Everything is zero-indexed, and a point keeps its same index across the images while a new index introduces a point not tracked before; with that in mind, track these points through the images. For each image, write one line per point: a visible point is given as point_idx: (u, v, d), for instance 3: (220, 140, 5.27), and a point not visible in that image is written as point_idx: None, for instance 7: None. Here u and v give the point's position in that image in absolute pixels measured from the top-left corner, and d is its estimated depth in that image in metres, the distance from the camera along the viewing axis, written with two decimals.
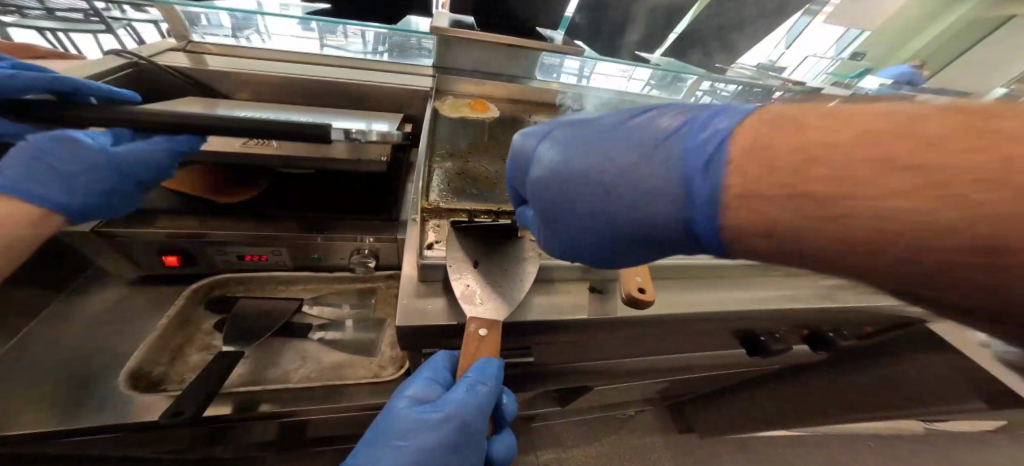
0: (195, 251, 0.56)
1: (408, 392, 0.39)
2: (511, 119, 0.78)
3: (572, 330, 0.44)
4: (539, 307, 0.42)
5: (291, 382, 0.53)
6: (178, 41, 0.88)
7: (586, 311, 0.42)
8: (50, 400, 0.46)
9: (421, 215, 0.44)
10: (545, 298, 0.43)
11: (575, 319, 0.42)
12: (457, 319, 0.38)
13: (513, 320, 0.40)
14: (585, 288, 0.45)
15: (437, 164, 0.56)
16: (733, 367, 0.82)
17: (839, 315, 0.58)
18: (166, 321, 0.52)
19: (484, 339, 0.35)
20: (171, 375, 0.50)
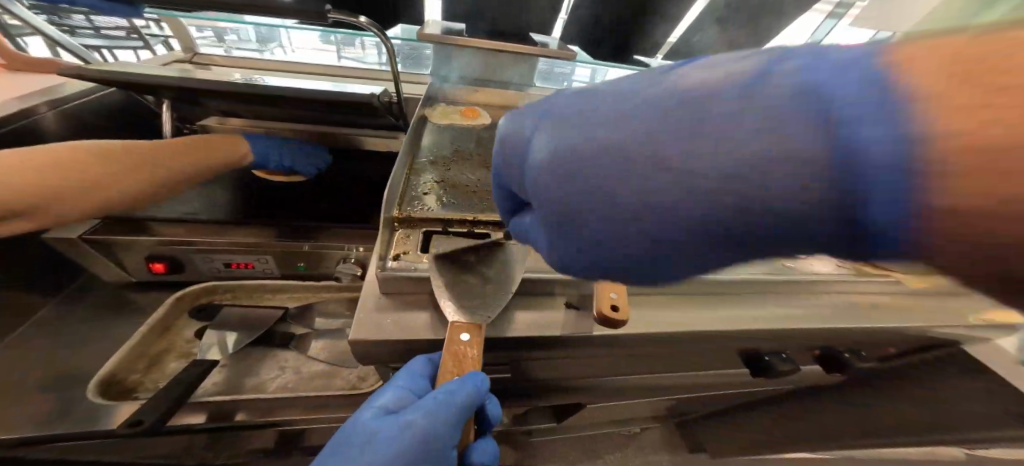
0: (181, 258, 0.57)
1: (379, 400, 0.37)
2: (504, 125, 0.77)
3: (546, 349, 0.41)
4: (510, 325, 0.39)
5: (266, 392, 0.52)
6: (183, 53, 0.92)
7: (565, 330, 0.39)
8: (35, 402, 0.48)
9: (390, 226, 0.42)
10: (523, 314, 0.40)
11: (551, 337, 0.39)
12: (423, 335, 0.35)
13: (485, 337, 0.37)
14: (562, 304, 0.42)
15: (414, 176, 0.53)
16: (742, 386, 0.76)
17: (863, 336, 0.52)
18: (145, 329, 0.52)
19: (466, 347, 0.33)
20: (145, 383, 0.49)
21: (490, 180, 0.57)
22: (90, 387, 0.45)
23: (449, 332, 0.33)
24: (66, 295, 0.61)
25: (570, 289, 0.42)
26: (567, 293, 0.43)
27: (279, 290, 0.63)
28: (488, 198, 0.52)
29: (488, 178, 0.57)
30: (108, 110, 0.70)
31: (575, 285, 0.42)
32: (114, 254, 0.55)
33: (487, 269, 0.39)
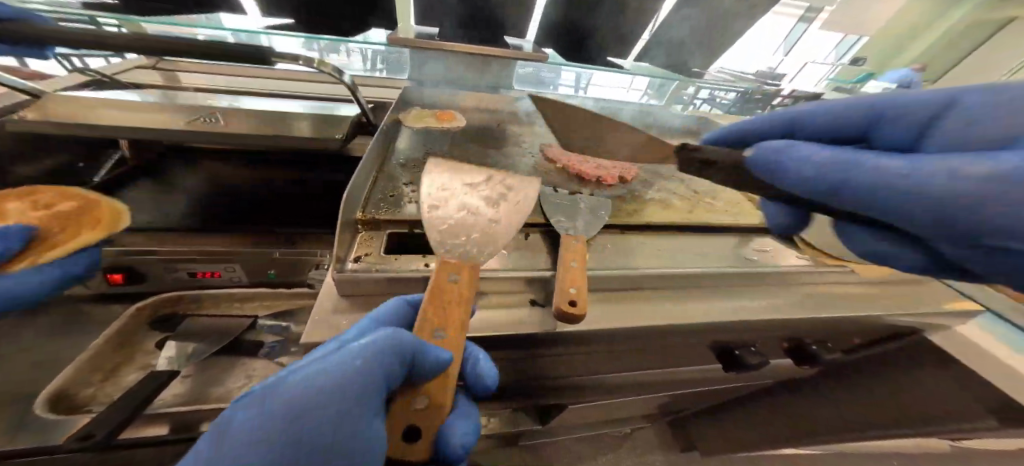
0: (143, 268, 0.55)
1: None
2: (480, 128, 0.77)
3: (515, 348, 0.40)
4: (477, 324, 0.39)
5: (231, 403, 0.50)
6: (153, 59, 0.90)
7: (535, 328, 0.38)
8: None
9: (354, 228, 0.42)
10: (489, 312, 0.40)
11: (519, 335, 0.38)
12: None
13: None
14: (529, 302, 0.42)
15: (383, 177, 0.53)
16: (724, 382, 0.77)
17: (830, 326, 0.53)
18: (102, 342, 0.50)
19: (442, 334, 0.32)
20: (99, 397, 0.47)
21: (459, 183, 0.57)
22: (37, 401, 0.43)
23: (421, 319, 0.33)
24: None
25: (535, 286, 0.42)
26: (535, 290, 0.43)
27: (248, 298, 0.62)
28: None
29: (456, 182, 0.57)
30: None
31: (542, 282, 0.42)
32: None
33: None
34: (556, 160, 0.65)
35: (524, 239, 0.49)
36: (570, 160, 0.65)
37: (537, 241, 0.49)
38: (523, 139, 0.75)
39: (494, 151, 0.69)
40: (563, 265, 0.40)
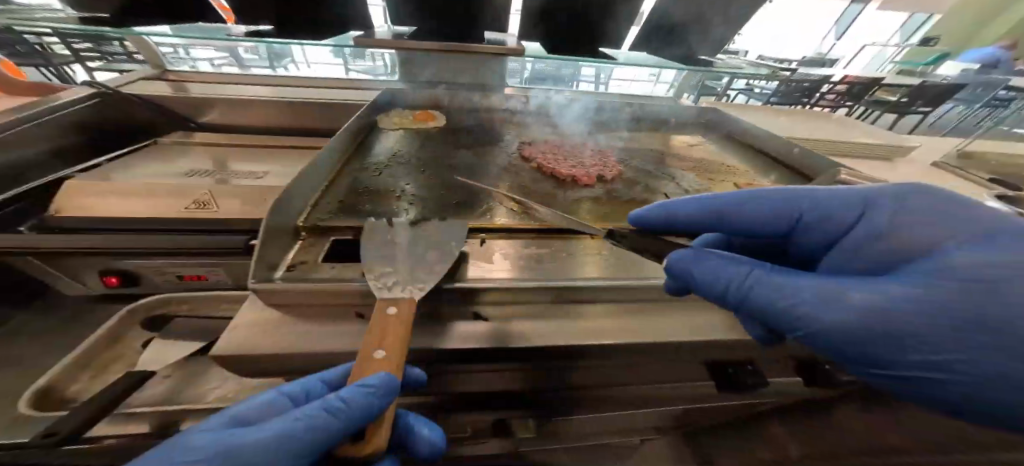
0: (137, 270, 0.60)
1: (239, 407, 0.31)
2: (460, 127, 0.73)
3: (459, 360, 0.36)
4: (415, 337, 0.35)
5: (200, 406, 0.52)
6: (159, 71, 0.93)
7: (476, 342, 0.34)
8: None
9: (293, 233, 0.40)
10: (427, 324, 0.37)
11: (453, 351, 0.34)
12: (287, 350, 0.32)
13: None
14: (472, 315, 0.38)
15: (343, 185, 0.51)
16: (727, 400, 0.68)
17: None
18: (92, 341, 0.53)
19: (389, 346, 0.28)
20: (84, 396, 0.50)
21: (422, 185, 0.53)
22: (19, 401, 0.45)
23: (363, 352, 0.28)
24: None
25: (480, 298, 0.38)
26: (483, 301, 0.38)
27: (229, 300, 0.64)
28: (413, 204, 0.49)
29: (419, 183, 0.54)
30: (84, 125, 0.71)
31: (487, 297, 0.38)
32: (66, 269, 0.57)
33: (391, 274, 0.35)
34: (533, 158, 0.61)
35: (480, 246, 0.44)
36: (546, 159, 0.61)
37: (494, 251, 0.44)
38: (503, 138, 0.71)
39: (469, 151, 0.65)
40: (376, 314, 0.30)
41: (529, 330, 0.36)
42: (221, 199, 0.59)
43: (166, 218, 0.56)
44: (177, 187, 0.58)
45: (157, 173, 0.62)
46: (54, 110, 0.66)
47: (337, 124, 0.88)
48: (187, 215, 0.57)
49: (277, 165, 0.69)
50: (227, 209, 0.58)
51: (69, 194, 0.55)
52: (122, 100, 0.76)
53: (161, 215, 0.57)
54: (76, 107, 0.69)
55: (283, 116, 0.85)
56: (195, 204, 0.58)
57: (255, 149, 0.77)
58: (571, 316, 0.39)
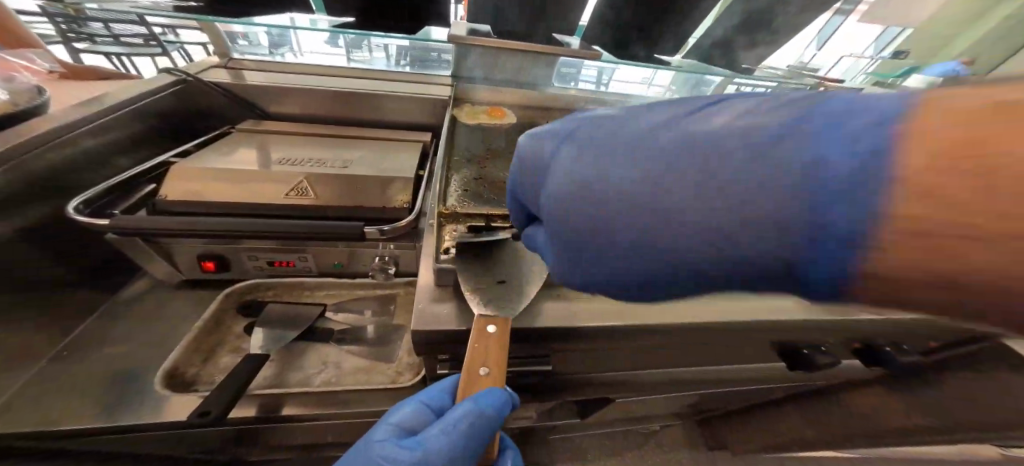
0: (228, 254, 0.59)
1: (395, 417, 0.38)
2: (529, 124, 0.77)
3: (600, 336, 0.41)
4: (566, 315, 0.40)
5: (312, 386, 0.54)
6: (219, 58, 0.93)
7: (618, 319, 0.40)
8: (101, 393, 0.51)
9: (438, 219, 0.44)
10: (570, 304, 0.41)
11: (600, 327, 0.40)
12: (467, 325, 0.36)
13: (534, 325, 0.38)
14: (606, 294, 0.43)
15: (454, 175, 0.55)
16: (772, 382, 0.75)
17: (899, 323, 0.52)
18: (199, 325, 0.55)
19: (492, 341, 0.34)
20: (202, 377, 0.52)
21: None
22: (157, 380, 0.48)
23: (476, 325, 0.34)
24: (124, 296, 0.65)
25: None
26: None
27: (318, 287, 0.66)
28: None
29: None
30: (163, 111, 0.71)
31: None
32: (169, 253, 0.58)
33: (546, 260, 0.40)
34: None
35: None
36: None
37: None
38: None
39: None
40: (479, 332, 0.34)
41: (658, 312, 0.42)
42: (320, 187, 0.61)
43: (270, 204, 0.58)
44: (279, 175, 0.60)
45: (250, 160, 0.63)
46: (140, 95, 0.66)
47: (399, 117, 0.90)
48: (291, 203, 0.59)
49: (359, 155, 0.72)
50: (326, 196, 0.61)
51: (175, 180, 0.56)
52: (199, 88, 0.76)
53: (263, 202, 0.58)
54: (159, 94, 0.69)
55: (347, 107, 0.87)
56: (295, 191, 0.60)
57: (327, 138, 0.78)
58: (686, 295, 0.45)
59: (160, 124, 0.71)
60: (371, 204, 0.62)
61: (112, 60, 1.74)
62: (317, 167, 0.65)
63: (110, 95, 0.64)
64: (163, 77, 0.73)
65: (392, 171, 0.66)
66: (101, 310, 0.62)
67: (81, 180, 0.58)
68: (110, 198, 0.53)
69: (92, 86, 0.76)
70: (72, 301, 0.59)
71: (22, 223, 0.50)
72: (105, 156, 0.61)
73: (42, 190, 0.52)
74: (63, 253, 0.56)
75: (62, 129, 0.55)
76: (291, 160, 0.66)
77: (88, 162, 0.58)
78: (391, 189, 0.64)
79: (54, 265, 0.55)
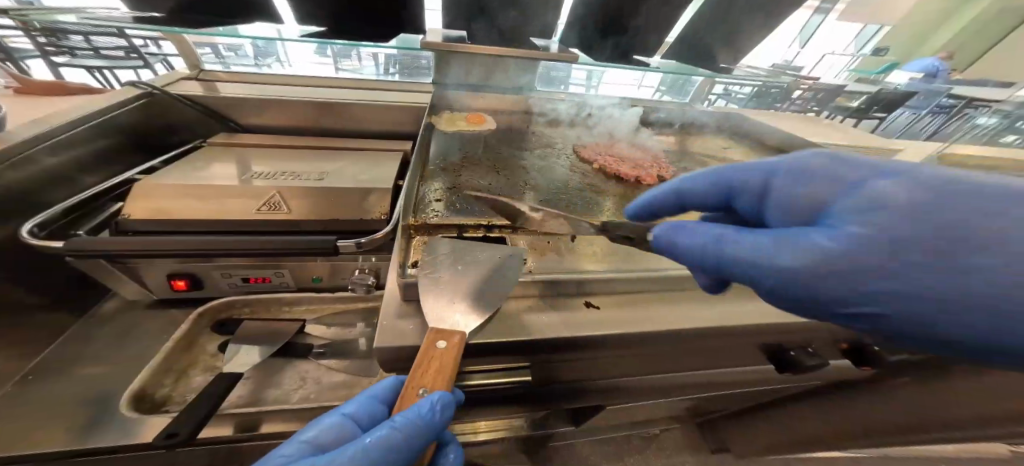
0: (199, 273, 0.58)
1: (310, 434, 0.37)
2: (510, 130, 0.77)
3: (582, 347, 0.39)
4: (542, 326, 0.38)
5: (289, 403, 0.52)
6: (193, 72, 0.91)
7: (597, 330, 0.38)
8: (63, 420, 0.48)
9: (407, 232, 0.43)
10: (547, 316, 0.40)
11: (577, 338, 0.38)
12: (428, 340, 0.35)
13: (508, 339, 0.37)
14: (580, 303, 0.42)
15: (428, 183, 0.55)
16: (766, 383, 0.74)
17: None
18: (171, 344, 0.53)
19: (440, 350, 0.32)
20: (174, 397, 0.51)
21: (500, 185, 0.57)
22: (122, 401, 0.46)
23: (427, 337, 0.33)
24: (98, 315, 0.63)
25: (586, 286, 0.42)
26: (586, 289, 0.42)
27: (296, 302, 0.65)
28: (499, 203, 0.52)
29: (497, 184, 0.57)
30: (135, 127, 0.70)
31: (597, 288, 0.43)
32: (138, 273, 0.56)
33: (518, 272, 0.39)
34: (593, 161, 0.65)
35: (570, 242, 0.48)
36: (610, 162, 0.64)
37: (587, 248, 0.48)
38: (553, 140, 0.75)
39: (529, 153, 0.68)
40: (427, 345, 0.33)
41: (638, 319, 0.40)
42: (293, 200, 0.59)
43: (240, 220, 0.57)
44: (251, 189, 0.59)
45: (220, 175, 0.62)
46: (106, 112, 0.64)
47: (379, 126, 0.89)
48: (263, 217, 0.58)
49: (335, 167, 0.71)
50: (298, 210, 0.59)
51: (143, 196, 0.55)
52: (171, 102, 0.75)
53: (232, 219, 0.57)
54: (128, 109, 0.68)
55: (325, 117, 0.86)
56: (267, 205, 0.58)
57: (304, 150, 0.76)
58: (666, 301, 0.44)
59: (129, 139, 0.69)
60: (346, 216, 0.61)
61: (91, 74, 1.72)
62: (291, 179, 0.64)
63: (73, 111, 0.62)
64: (132, 92, 0.72)
65: (368, 182, 0.65)
66: (68, 333, 0.60)
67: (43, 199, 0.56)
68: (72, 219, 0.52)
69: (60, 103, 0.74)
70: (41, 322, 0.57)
71: None
72: (75, 173, 0.60)
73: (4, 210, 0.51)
74: (25, 276, 0.54)
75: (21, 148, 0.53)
76: (264, 174, 0.65)
77: (51, 181, 0.57)
78: (366, 201, 0.63)
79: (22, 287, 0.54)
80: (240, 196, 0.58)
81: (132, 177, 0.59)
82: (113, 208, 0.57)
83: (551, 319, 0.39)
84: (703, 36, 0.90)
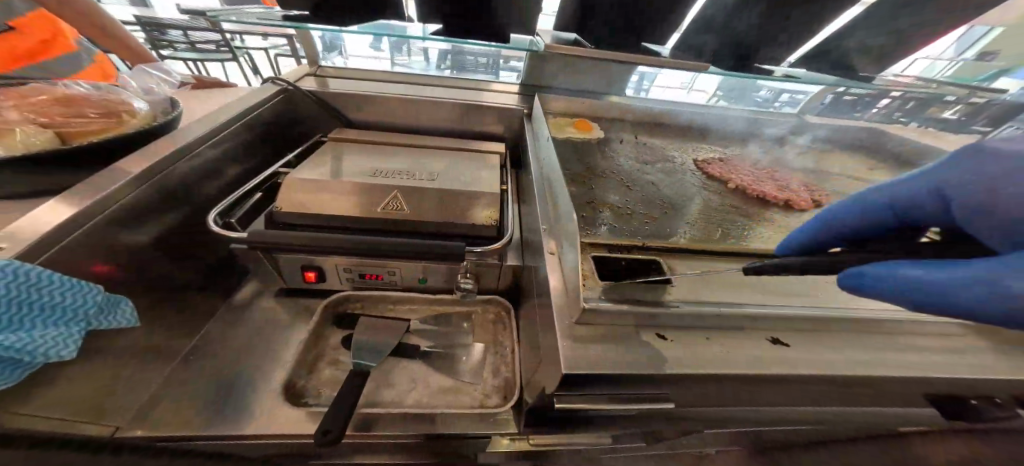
0: (326, 266, 0.62)
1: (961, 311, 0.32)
2: (620, 139, 0.74)
3: (757, 386, 0.37)
4: (731, 365, 0.36)
5: (408, 405, 0.54)
6: (309, 67, 0.97)
7: (787, 373, 0.35)
8: (199, 396, 0.51)
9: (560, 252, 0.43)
10: (722, 349, 0.37)
11: (759, 378, 0.35)
12: (604, 369, 0.33)
13: (690, 374, 0.35)
14: (764, 338, 0.39)
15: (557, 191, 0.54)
16: (879, 429, 0.69)
17: None
18: (305, 335, 0.57)
19: None
20: (311, 388, 0.54)
21: (633, 199, 0.55)
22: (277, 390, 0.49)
23: None
24: (228, 302, 0.67)
25: (771, 323, 0.39)
26: (768, 322, 0.39)
27: (401, 301, 0.67)
28: (645, 223, 0.50)
29: (628, 197, 0.55)
30: (262, 122, 0.75)
31: (770, 322, 0.39)
32: (276, 264, 0.61)
33: (693, 306, 0.38)
34: (726, 180, 0.62)
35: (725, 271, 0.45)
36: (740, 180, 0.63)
37: (736, 273, 0.44)
38: (666, 151, 0.73)
39: (645, 164, 0.66)
40: None
41: (824, 366, 0.36)
42: (412, 202, 0.62)
43: (370, 217, 0.60)
44: (378, 188, 0.62)
45: (347, 171, 0.66)
46: (250, 106, 0.71)
47: (475, 127, 0.91)
48: (387, 219, 0.61)
49: (443, 167, 0.72)
50: (418, 211, 0.62)
51: (289, 192, 0.61)
52: (299, 97, 0.84)
53: (364, 216, 0.61)
54: (260, 107, 0.74)
55: (429, 116, 0.89)
56: (388, 205, 0.62)
57: (413, 148, 0.80)
58: (845, 340, 0.40)
59: (264, 131, 0.76)
60: (464, 219, 0.62)
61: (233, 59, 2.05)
62: (406, 178, 0.66)
63: (228, 106, 0.69)
64: (268, 87, 0.80)
65: (481, 186, 0.66)
66: (218, 311, 0.65)
67: (202, 184, 0.62)
68: (230, 211, 0.58)
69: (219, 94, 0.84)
70: (197, 305, 0.61)
71: (162, 227, 0.54)
72: (221, 163, 0.65)
73: (177, 194, 0.56)
74: (191, 259, 0.60)
75: (193, 142, 0.59)
76: (381, 172, 0.67)
77: (206, 170, 0.62)
78: (480, 204, 0.63)
79: (191, 265, 0.60)
80: (368, 197, 0.62)
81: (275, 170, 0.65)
82: (259, 202, 0.62)
83: (733, 353, 0.37)
84: None
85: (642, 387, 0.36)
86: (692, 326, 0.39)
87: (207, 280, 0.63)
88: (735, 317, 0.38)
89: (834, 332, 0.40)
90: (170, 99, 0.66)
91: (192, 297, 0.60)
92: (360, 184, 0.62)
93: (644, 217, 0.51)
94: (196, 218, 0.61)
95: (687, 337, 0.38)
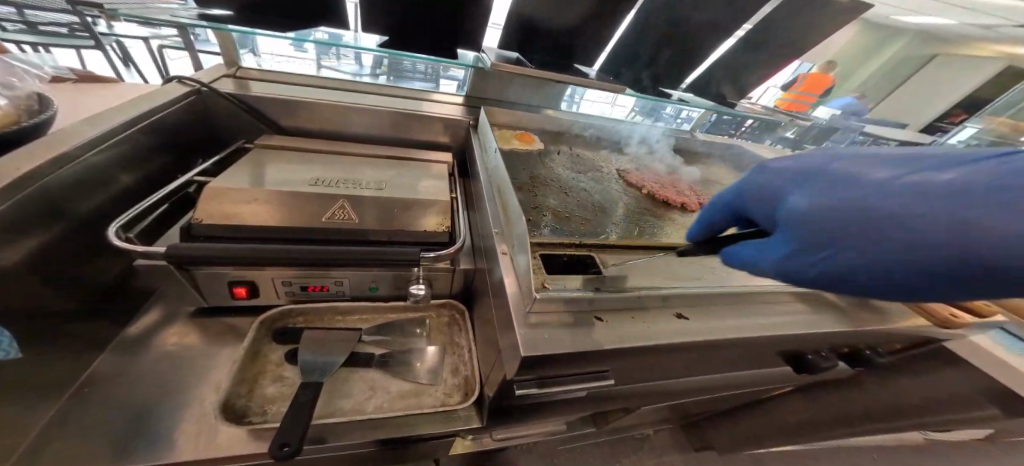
0: (259, 280, 0.57)
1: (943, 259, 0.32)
2: (559, 152, 0.83)
3: (671, 350, 0.46)
4: (652, 335, 0.44)
5: (366, 413, 0.54)
6: (227, 67, 0.89)
7: (692, 337, 0.45)
8: (106, 433, 0.45)
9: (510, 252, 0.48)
10: (643, 323, 0.46)
11: (672, 343, 0.45)
12: (551, 347, 0.39)
13: (624, 345, 0.43)
14: (675, 313, 0.49)
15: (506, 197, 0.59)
16: (764, 385, 0.88)
17: (893, 335, 0.61)
18: (240, 355, 0.54)
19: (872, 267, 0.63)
20: (253, 407, 0.51)
21: (571, 203, 0.63)
22: (214, 411, 0.46)
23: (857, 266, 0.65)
24: (136, 328, 0.58)
25: (681, 300, 0.49)
26: (680, 299, 0.48)
27: (350, 312, 0.65)
28: (583, 224, 0.58)
29: (566, 201, 0.63)
30: (170, 124, 0.67)
31: (675, 299, 0.48)
32: (198, 283, 0.55)
33: (622, 290, 0.46)
34: (643, 187, 0.75)
35: (646, 261, 0.55)
36: (657, 187, 0.75)
37: (649, 261, 0.55)
38: (596, 162, 0.84)
39: (580, 173, 0.75)
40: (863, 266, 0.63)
41: (718, 329, 0.47)
42: (360, 210, 0.62)
43: (311, 226, 0.58)
44: (322, 196, 0.60)
45: (283, 180, 0.62)
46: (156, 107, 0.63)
47: (420, 136, 0.92)
48: (331, 228, 0.59)
49: (391, 175, 0.73)
50: (366, 219, 0.62)
51: (210, 200, 0.55)
52: (217, 99, 0.77)
53: (303, 225, 0.58)
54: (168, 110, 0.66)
55: (372, 125, 0.88)
56: (337, 214, 0.60)
57: (357, 157, 0.78)
58: (736, 312, 0.52)
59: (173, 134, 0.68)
60: (414, 225, 0.64)
61: (112, 49, 1.71)
62: (351, 186, 0.65)
63: (129, 106, 0.61)
64: (175, 87, 0.72)
65: (431, 193, 0.68)
66: (120, 339, 0.56)
67: (94, 195, 0.53)
68: (134, 224, 0.51)
69: (109, 92, 0.73)
70: (94, 333, 0.52)
71: (46, 244, 0.46)
72: (119, 169, 0.57)
73: (62, 205, 0.48)
74: (84, 280, 0.51)
75: (83, 145, 0.51)
76: (323, 180, 0.65)
77: (98, 179, 0.54)
78: (431, 211, 0.66)
79: (86, 286, 0.51)
80: (309, 205, 0.59)
81: (190, 178, 0.59)
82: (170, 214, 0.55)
83: (653, 325, 0.46)
84: (718, 79, 1.01)
85: (586, 361, 0.43)
86: (621, 306, 0.47)
87: (106, 304, 0.55)
88: (653, 296, 0.47)
89: (725, 304, 0.52)
90: (43, 95, 0.57)
91: (86, 325, 0.51)
92: (297, 192, 0.59)
93: (582, 219, 0.59)
94: (90, 234, 0.53)
95: (618, 315, 0.46)
